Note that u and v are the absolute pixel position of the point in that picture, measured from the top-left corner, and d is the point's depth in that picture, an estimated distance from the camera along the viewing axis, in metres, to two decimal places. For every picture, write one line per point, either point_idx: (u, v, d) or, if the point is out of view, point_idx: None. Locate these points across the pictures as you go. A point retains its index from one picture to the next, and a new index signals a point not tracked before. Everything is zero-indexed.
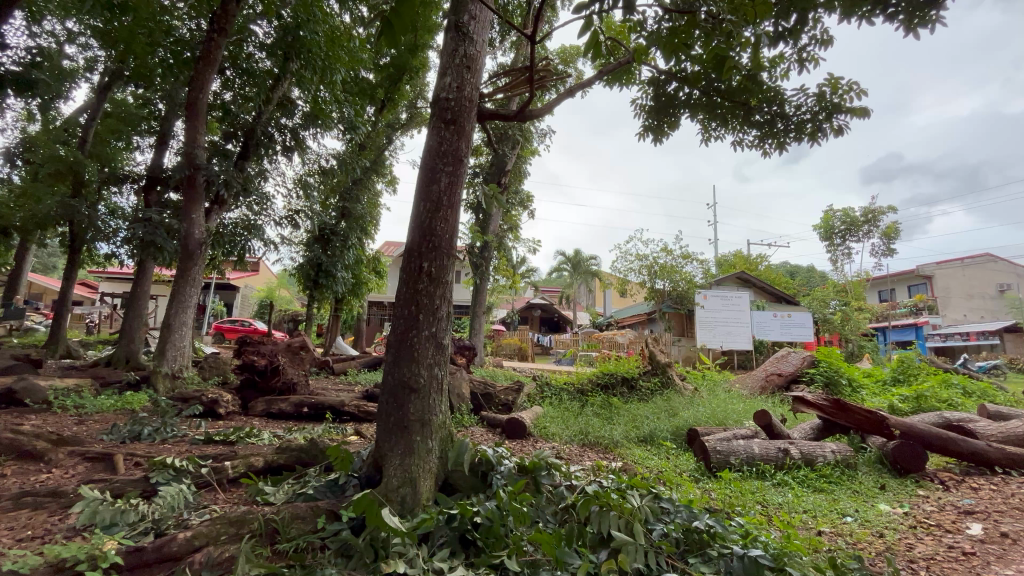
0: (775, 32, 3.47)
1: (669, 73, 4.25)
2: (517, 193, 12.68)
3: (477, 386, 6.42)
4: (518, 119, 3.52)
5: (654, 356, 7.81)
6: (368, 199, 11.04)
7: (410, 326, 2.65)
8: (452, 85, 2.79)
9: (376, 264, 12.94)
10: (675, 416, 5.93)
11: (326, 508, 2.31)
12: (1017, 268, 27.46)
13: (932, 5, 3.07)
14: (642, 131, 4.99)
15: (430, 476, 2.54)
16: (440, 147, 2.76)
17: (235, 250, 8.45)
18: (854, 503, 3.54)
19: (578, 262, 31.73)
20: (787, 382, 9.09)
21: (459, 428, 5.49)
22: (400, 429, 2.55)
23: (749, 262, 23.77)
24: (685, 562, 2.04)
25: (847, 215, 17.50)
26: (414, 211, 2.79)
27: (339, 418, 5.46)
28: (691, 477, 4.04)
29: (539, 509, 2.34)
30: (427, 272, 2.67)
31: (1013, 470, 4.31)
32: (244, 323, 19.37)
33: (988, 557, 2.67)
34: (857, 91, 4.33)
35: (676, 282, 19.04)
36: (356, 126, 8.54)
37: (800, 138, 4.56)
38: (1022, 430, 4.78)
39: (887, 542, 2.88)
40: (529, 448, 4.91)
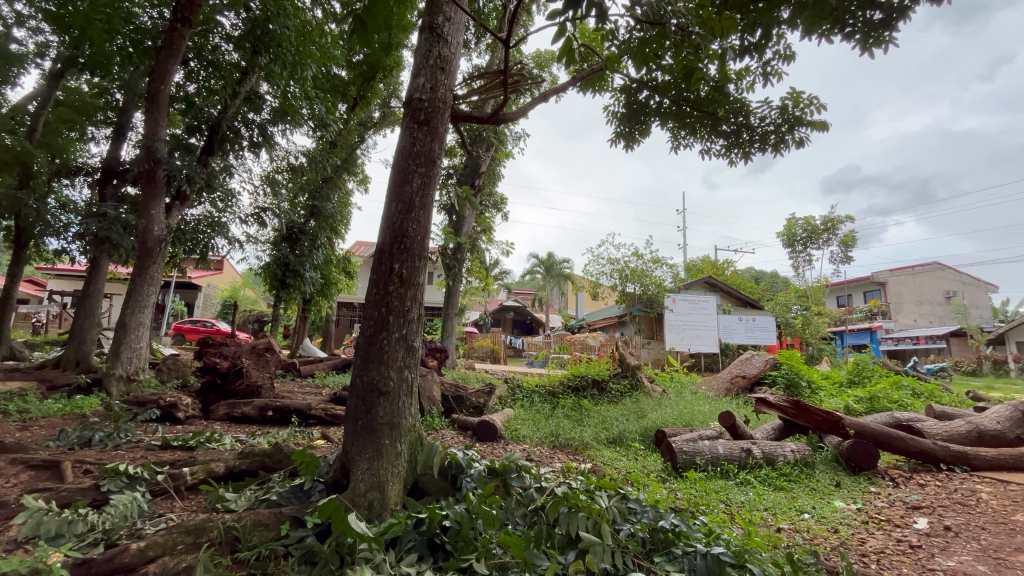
0: (742, 46, 3.58)
1: (640, 81, 4.35)
2: (491, 195, 12.68)
3: (449, 389, 6.38)
4: (493, 121, 3.53)
5: (624, 359, 7.96)
6: (339, 198, 10.83)
7: (380, 328, 2.61)
8: (426, 86, 2.77)
9: (346, 264, 12.70)
10: (643, 418, 6.03)
11: (289, 514, 2.25)
12: (960, 276, 29.25)
13: (885, 27, 3.25)
14: (615, 137, 5.09)
15: (398, 480, 2.51)
16: (412, 148, 2.74)
17: (198, 248, 8.13)
18: (812, 500, 3.69)
19: (551, 265, 32.04)
20: (750, 384, 9.39)
21: (430, 431, 5.44)
22: (369, 432, 2.52)
23: (716, 267, 24.45)
24: (651, 561, 2.08)
25: (808, 223, 18.22)
26: (385, 212, 2.75)
27: (305, 422, 5.33)
28: (658, 477, 4.12)
29: (509, 512, 2.34)
30: (398, 273, 2.64)
31: (957, 467, 4.57)
32: (206, 324, 18.70)
33: (932, 549, 2.82)
34: (817, 105, 4.52)
35: (646, 286, 19.41)
36: (327, 123, 8.37)
37: (764, 149, 4.73)
38: (964, 429, 5.08)
39: (841, 537, 3.01)
40: (500, 450, 4.91)
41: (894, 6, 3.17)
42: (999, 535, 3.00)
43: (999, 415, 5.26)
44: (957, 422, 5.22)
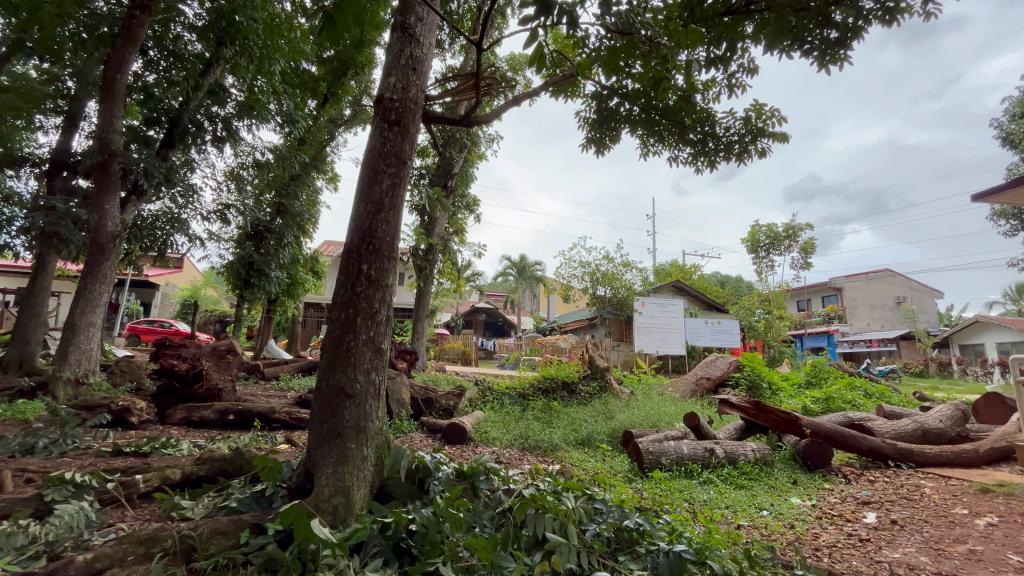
0: (709, 58, 3.69)
1: (611, 88, 4.43)
2: (463, 196, 12.65)
3: (418, 391, 6.32)
4: (465, 123, 3.52)
5: (593, 361, 8.05)
6: (307, 197, 10.58)
7: (347, 329, 2.57)
8: (397, 86, 2.75)
9: (313, 264, 12.41)
10: (611, 419, 6.13)
11: (249, 521, 2.18)
12: (909, 282, 30.97)
13: (841, 46, 3.43)
14: (586, 142, 5.16)
15: (364, 484, 2.48)
16: (382, 148, 2.71)
17: (155, 245, 7.82)
18: (770, 497, 3.83)
19: (523, 267, 32.19)
20: (714, 385, 9.65)
21: (398, 435, 5.38)
22: (334, 436, 2.47)
23: (684, 271, 25.06)
24: (615, 560, 2.12)
25: (771, 230, 18.90)
26: (354, 211, 2.71)
27: (268, 426, 5.18)
28: (624, 478, 4.19)
29: (476, 514, 2.33)
30: (366, 274, 2.60)
31: (904, 463, 4.83)
32: (164, 324, 17.95)
33: (879, 542, 2.98)
34: (778, 117, 4.72)
35: (616, 289, 19.73)
36: (296, 120, 8.16)
37: (729, 157, 4.89)
38: (910, 427, 5.37)
39: (797, 532, 3.14)
40: (469, 453, 4.90)
41: (848, 26, 3.36)
42: (940, 527, 3.19)
43: (941, 413, 5.59)
44: (904, 421, 5.52)
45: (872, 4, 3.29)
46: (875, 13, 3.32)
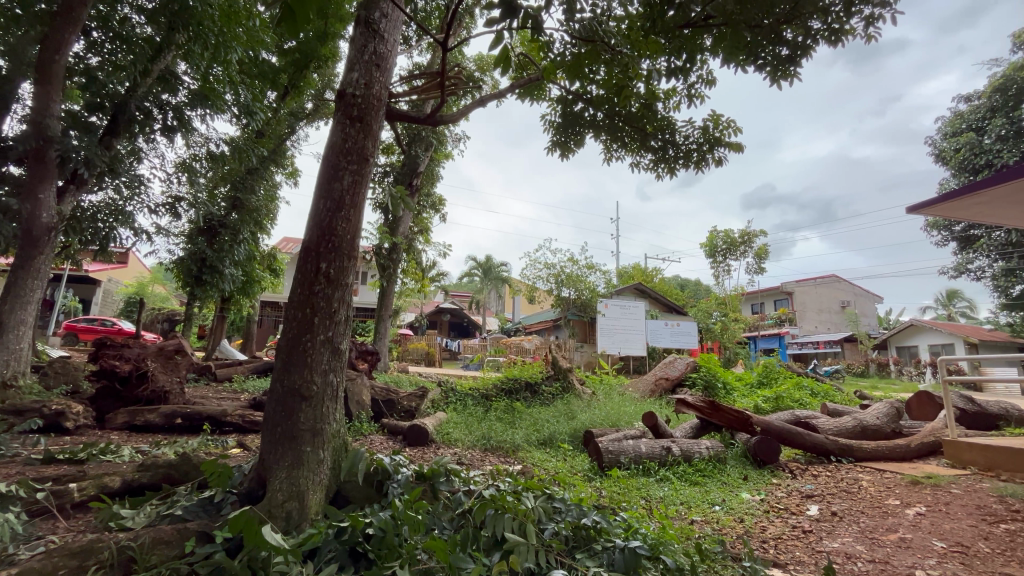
0: (670, 68, 3.81)
1: (575, 93, 4.50)
2: (429, 195, 12.54)
3: (380, 393, 6.21)
4: (430, 122, 3.49)
5: (556, 362, 8.15)
6: (265, 191, 10.20)
7: (304, 329, 2.50)
8: (360, 82, 2.70)
9: (270, 261, 11.98)
10: (573, 419, 6.22)
11: (196, 530, 2.09)
12: (851, 287, 32.93)
13: (791, 63, 3.63)
14: (551, 146, 5.21)
15: (320, 488, 2.42)
16: (344, 144, 2.65)
17: (97, 239, 7.33)
18: (722, 493, 3.99)
19: (489, 268, 32.18)
20: (673, 385, 9.93)
21: (358, 437, 5.28)
22: (289, 439, 2.40)
23: (646, 274, 25.72)
24: (573, 558, 2.14)
25: (728, 236, 19.65)
26: (313, 208, 2.64)
27: (219, 430, 4.98)
28: (585, 477, 4.26)
29: (435, 516, 2.31)
30: (324, 273, 2.54)
31: (844, 458, 5.13)
32: (106, 323, 16.89)
33: (820, 533, 3.15)
34: (733, 128, 4.93)
35: (580, 291, 20.05)
36: (254, 112, 7.85)
37: (688, 165, 5.06)
38: (851, 425, 5.71)
39: (745, 525, 3.28)
40: (430, 455, 4.85)
41: (797, 45, 3.55)
42: (874, 517, 3.40)
43: (878, 411, 5.98)
44: (846, 418, 5.86)
45: (820, 25, 3.50)
46: (822, 33, 3.53)
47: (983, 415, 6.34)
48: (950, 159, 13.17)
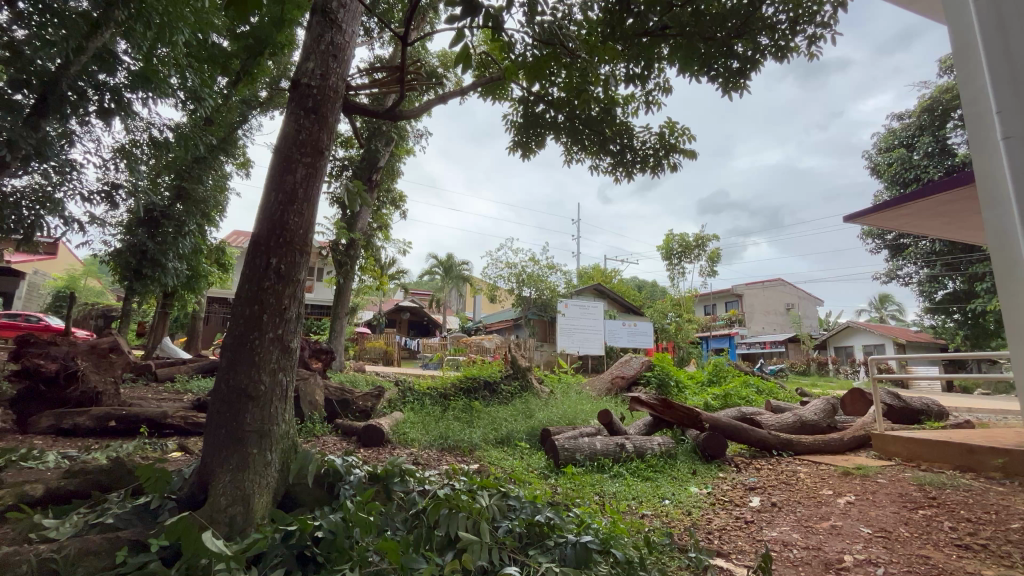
0: (629, 75, 3.91)
1: (537, 94, 4.53)
2: (388, 191, 12.32)
3: (333, 393, 6.04)
4: (389, 117, 3.43)
5: (515, 361, 8.19)
6: (214, 181, 9.68)
7: (251, 327, 2.41)
8: (316, 72, 2.62)
9: (218, 255, 11.41)
10: (530, 418, 6.27)
11: (129, 539, 1.97)
12: (795, 291, 34.88)
13: (741, 76, 3.80)
14: (513, 146, 5.23)
15: (267, 491, 2.34)
16: (297, 136, 2.56)
17: (19, 228, 6.71)
18: (671, 487, 4.14)
19: (450, 266, 31.93)
20: (628, 384, 10.20)
21: (309, 438, 5.14)
22: (234, 441, 2.30)
23: (605, 275, 26.28)
24: (526, 554, 2.17)
25: (683, 240, 20.37)
26: (263, 201, 2.54)
27: (158, 432, 4.71)
28: (541, 475, 4.31)
29: (388, 517, 2.28)
30: (275, 269, 2.45)
31: (785, 452, 5.41)
32: (30, 318, 15.60)
33: (761, 523, 3.32)
34: (688, 135, 5.12)
35: (541, 291, 20.27)
36: (202, 97, 7.31)
37: (644, 170, 5.21)
38: (791, 420, 6.06)
39: (693, 518, 3.42)
40: (386, 456, 4.76)
41: (747, 59, 3.73)
42: (809, 507, 3.61)
43: (815, 407, 6.36)
44: (787, 414, 6.21)
45: (768, 40, 3.68)
46: (769, 48, 3.72)
47: (908, 410, 6.87)
48: (884, 172, 14.17)
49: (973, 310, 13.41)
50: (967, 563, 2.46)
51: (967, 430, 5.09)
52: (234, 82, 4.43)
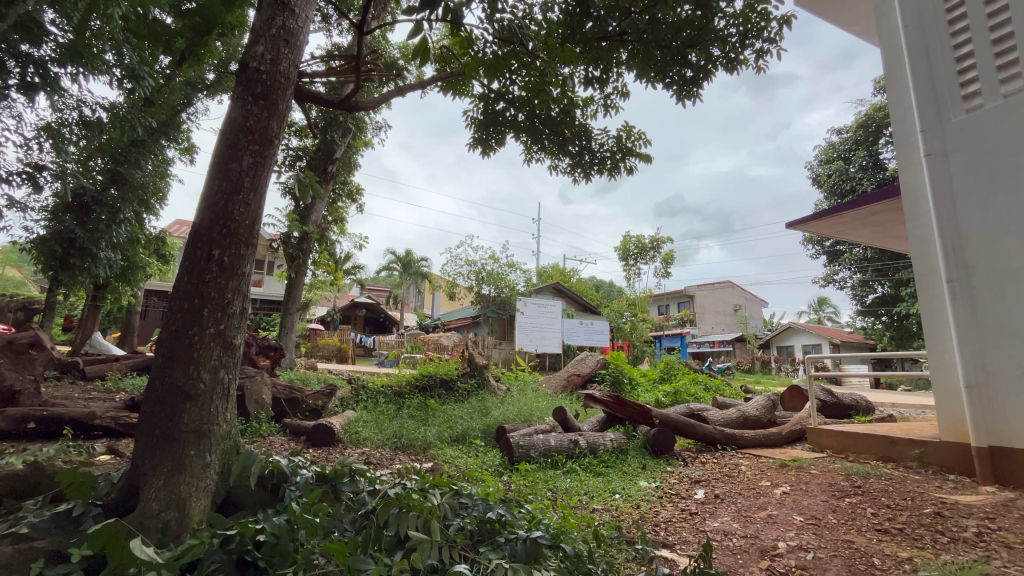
0: (588, 78, 3.97)
1: (497, 92, 4.52)
2: (345, 183, 11.97)
3: (282, 391, 5.82)
4: (344, 107, 3.32)
5: (472, 358, 8.16)
6: (153, 166, 9.07)
7: (190, 322, 2.27)
8: (265, 56, 2.50)
9: (157, 245, 10.72)
10: (486, 416, 6.28)
11: (47, 549, 1.82)
12: (742, 292, 36.63)
13: (694, 84, 3.95)
14: (472, 142, 5.21)
15: (204, 495, 2.22)
16: (244, 122, 2.44)
17: None
18: (622, 482, 4.26)
19: (409, 262, 31.36)
20: (584, 381, 10.37)
21: (255, 438, 4.94)
22: (169, 443, 2.18)
23: (563, 274, 26.69)
24: (476, 552, 2.17)
25: (639, 241, 20.94)
26: (205, 189, 2.41)
27: (85, 433, 4.38)
28: (495, 472, 4.34)
29: (336, 518, 2.21)
30: (217, 262, 2.32)
31: (728, 446, 5.67)
32: None
33: (703, 514, 3.48)
34: (644, 140, 5.27)
35: (500, 289, 20.32)
36: (141, 76, 6.62)
37: (602, 172, 5.32)
38: (735, 416, 6.36)
39: (641, 511, 3.54)
40: (336, 456, 4.63)
41: (700, 68, 3.88)
42: (749, 497, 3.81)
43: (757, 403, 6.71)
44: (732, 410, 6.52)
45: (720, 52, 3.84)
46: (721, 60, 3.88)
47: (840, 406, 7.35)
48: (824, 183, 15.09)
49: (899, 313, 14.49)
50: (887, 546, 2.66)
51: (889, 424, 5.49)
52: (177, 63, 4.15)
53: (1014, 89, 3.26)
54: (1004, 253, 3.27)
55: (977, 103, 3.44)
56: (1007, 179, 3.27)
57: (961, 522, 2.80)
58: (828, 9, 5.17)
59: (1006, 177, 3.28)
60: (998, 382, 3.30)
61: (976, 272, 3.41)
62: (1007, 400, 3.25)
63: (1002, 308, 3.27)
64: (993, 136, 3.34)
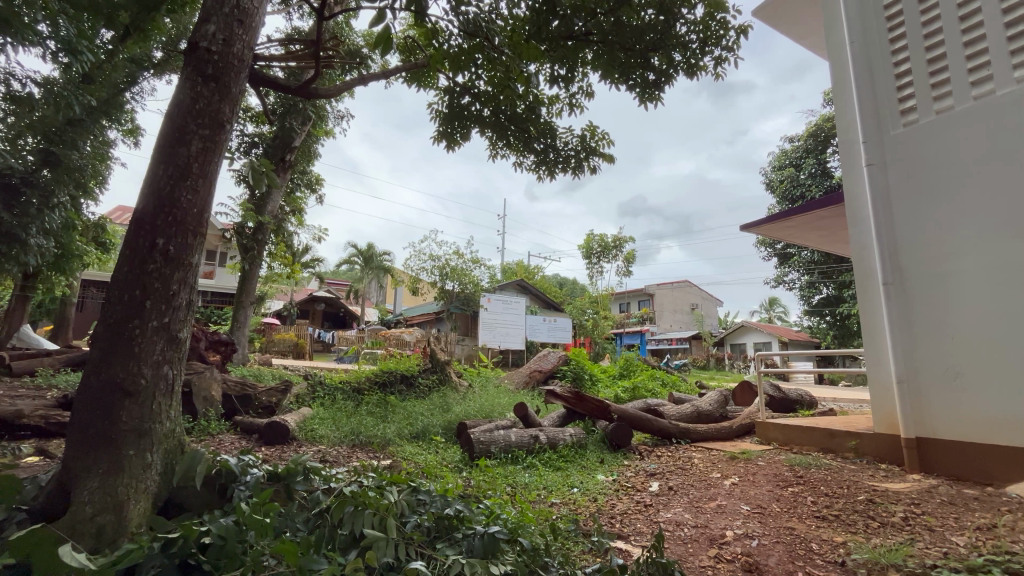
0: (554, 76, 4.00)
1: (463, 86, 4.48)
2: (304, 173, 11.57)
3: (233, 387, 5.58)
4: (303, 94, 3.19)
5: (434, 354, 8.07)
6: (92, 148, 8.46)
7: (131, 314, 2.14)
8: (217, 36, 2.38)
9: (96, 233, 10.03)
10: (447, 412, 6.25)
11: None
12: (699, 292, 37.93)
13: (655, 88, 4.05)
14: (437, 136, 5.14)
15: (144, 497, 2.10)
16: (193, 104, 2.31)
17: None
18: (580, 476, 4.34)
19: (371, 256, 30.63)
20: (545, 377, 10.45)
21: (203, 437, 4.72)
22: (104, 442, 2.05)
23: (528, 271, 26.83)
24: (433, 548, 2.15)
25: (602, 240, 21.32)
26: (148, 175, 2.27)
27: (10, 433, 4.06)
28: (454, 469, 4.33)
29: (288, 518, 2.14)
30: (161, 251, 2.20)
31: (682, 440, 5.87)
32: None
33: (657, 505, 3.59)
34: (607, 141, 5.36)
35: (464, 285, 20.21)
36: (79, 50, 6.03)
37: (566, 170, 5.39)
38: (690, 410, 6.59)
39: (598, 504, 3.61)
40: (290, 454, 4.49)
41: (662, 72, 3.98)
42: (700, 489, 3.96)
43: (711, 399, 6.97)
44: (686, 405, 6.74)
45: (681, 57, 3.96)
46: (682, 65, 3.99)
47: (786, 400, 7.73)
48: (776, 188, 15.80)
49: (842, 314, 15.36)
50: (824, 532, 2.83)
51: (830, 418, 5.81)
52: (120, 39, 3.88)
53: (945, 106, 3.51)
54: (935, 260, 3.53)
55: (913, 118, 3.69)
56: (938, 190, 3.53)
57: (890, 508, 3.01)
58: (781, 21, 5.40)
59: (937, 188, 3.54)
60: (926, 378, 3.56)
61: (910, 276, 3.66)
62: (934, 395, 3.51)
63: (932, 310, 3.53)
64: (925, 151, 3.60)
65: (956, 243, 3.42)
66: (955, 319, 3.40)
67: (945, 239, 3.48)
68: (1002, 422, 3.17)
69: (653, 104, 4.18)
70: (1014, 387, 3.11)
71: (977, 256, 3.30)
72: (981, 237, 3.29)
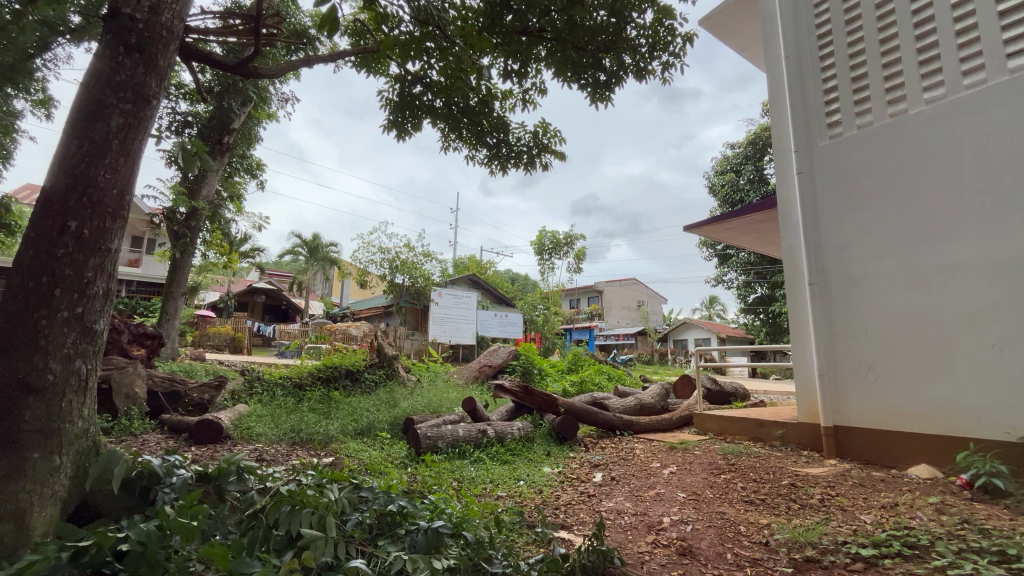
0: (507, 70, 3.99)
1: (415, 75, 4.38)
2: (243, 157, 10.93)
3: (159, 383, 5.21)
4: (240, 73, 3.00)
5: (381, 348, 7.88)
6: None
7: (36, 304, 1.94)
8: (143, 3, 2.18)
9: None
10: (394, 407, 6.13)
11: None
12: (645, 289, 39.33)
13: (606, 89, 4.14)
14: (387, 125, 5.00)
15: (51, 503, 1.93)
16: (113, 75, 2.12)
17: None
18: (527, 469, 4.40)
19: (317, 247, 29.46)
20: (495, 372, 10.48)
21: (123, 437, 4.38)
22: (2, 445, 1.85)
23: (480, 266, 26.78)
24: (375, 545, 2.10)
25: (554, 237, 21.60)
26: (59, 150, 2.06)
27: None
28: (400, 465, 4.26)
29: (218, 521, 2.03)
30: (74, 235, 2.00)
31: (626, 431, 6.08)
32: None
33: (600, 495, 3.71)
34: (559, 138, 5.41)
35: (415, 278, 19.91)
36: None
37: (518, 165, 5.40)
38: (633, 403, 6.83)
39: (543, 496, 3.68)
40: (223, 454, 4.25)
41: (613, 73, 4.07)
42: (641, 478, 4.12)
43: (653, 392, 7.26)
44: (631, 398, 6.98)
45: (630, 60, 4.06)
46: (631, 67, 4.10)
47: (722, 393, 8.18)
48: (719, 192, 16.60)
49: (773, 312, 16.41)
50: (750, 515, 3.03)
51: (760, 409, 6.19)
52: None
53: (866, 121, 3.81)
54: (852, 262, 3.85)
55: (838, 132, 4.00)
56: (858, 197, 3.84)
57: (809, 491, 3.26)
58: (725, 32, 5.65)
59: (857, 196, 3.85)
60: (843, 371, 3.88)
61: (832, 276, 3.98)
62: (850, 386, 3.83)
63: (849, 308, 3.85)
64: (848, 161, 3.91)
65: (871, 247, 3.74)
66: (869, 316, 3.72)
67: (861, 244, 3.80)
68: (907, 410, 3.50)
69: (604, 104, 4.26)
70: (914, 378, 3.46)
71: (889, 259, 3.63)
72: (893, 242, 3.62)
